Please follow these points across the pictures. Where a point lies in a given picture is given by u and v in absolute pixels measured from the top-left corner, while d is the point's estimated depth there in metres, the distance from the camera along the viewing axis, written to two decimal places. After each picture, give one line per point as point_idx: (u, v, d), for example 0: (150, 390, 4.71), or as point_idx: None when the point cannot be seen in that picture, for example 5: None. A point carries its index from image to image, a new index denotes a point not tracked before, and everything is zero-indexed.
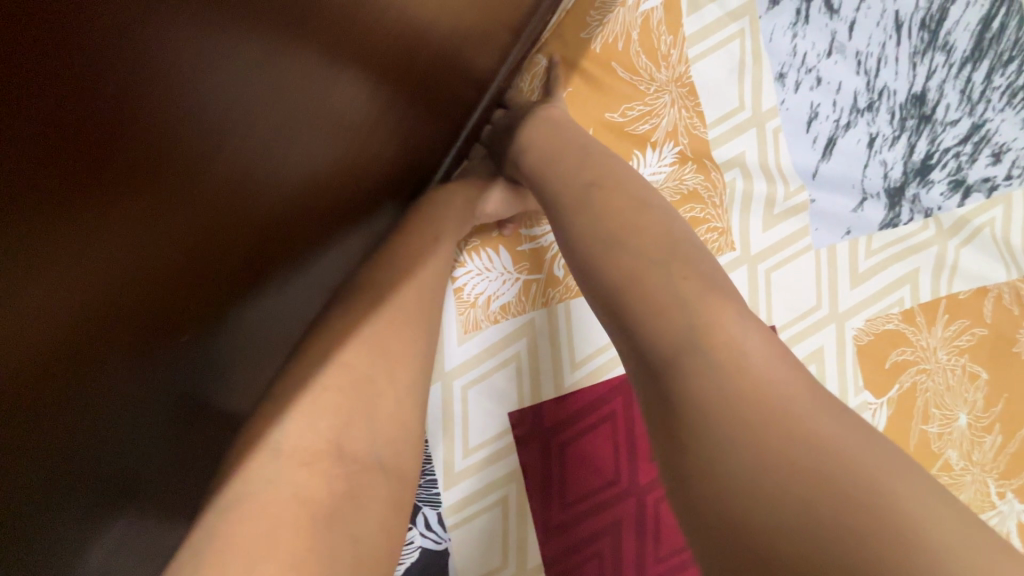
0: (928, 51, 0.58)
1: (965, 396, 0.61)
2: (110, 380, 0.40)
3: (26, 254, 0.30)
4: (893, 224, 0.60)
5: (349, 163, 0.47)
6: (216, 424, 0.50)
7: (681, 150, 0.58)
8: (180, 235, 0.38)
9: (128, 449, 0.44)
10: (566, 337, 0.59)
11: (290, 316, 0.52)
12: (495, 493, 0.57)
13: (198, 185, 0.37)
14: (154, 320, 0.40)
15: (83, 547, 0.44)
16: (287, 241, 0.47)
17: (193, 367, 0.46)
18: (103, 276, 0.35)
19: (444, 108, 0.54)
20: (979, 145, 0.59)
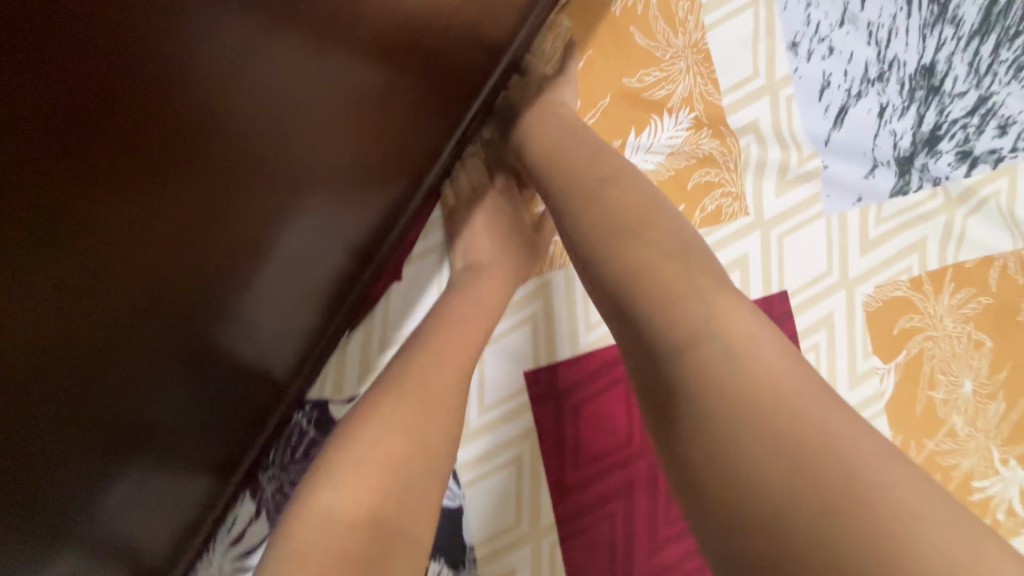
0: (937, 24, 0.60)
1: (970, 363, 0.62)
2: (139, 329, 0.38)
3: (53, 176, 0.29)
4: (903, 192, 0.61)
5: (387, 120, 0.47)
6: (234, 379, 0.49)
7: (697, 116, 0.59)
8: (184, 174, 0.35)
9: (150, 405, 0.42)
10: (582, 299, 0.59)
11: (319, 278, 0.52)
12: (511, 452, 0.57)
13: (206, 126, 0.34)
14: (158, 272, 0.37)
15: (100, 504, 0.42)
16: (325, 190, 0.46)
17: (211, 324, 0.43)
18: (138, 212, 0.34)
19: (473, 69, 0.55)
20: (985, 118, 0.60)
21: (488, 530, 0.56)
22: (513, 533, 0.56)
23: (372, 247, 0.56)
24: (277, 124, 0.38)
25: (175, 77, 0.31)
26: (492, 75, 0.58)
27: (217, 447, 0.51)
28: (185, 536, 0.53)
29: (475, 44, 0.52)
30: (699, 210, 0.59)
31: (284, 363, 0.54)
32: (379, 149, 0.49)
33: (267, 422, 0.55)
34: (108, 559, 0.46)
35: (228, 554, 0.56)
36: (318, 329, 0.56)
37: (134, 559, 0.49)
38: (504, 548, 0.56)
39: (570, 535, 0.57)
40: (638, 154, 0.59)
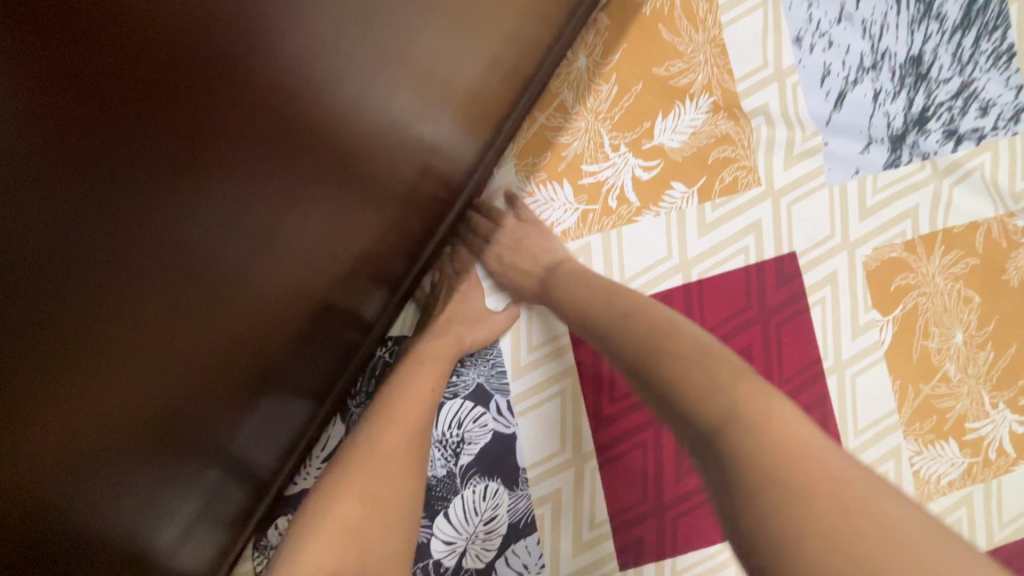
0: (924, 20, 0.69)
1: (960, 316, 0.70)
2: (272, 275, 0.48)
3: (235, 179, 0.39)
4: (895, 165, 0.70)
5: (455, 100, 0.57)
6: (329, 322, 0.59)
7: (715, 100, 0.69)
8: (306, 140, 0.42)
9: (268, 346, 0.52)
10: (618, 259, 0.68)
11: (392, 241, 0.61)
12: (555, 387, 0.67)
13: (321, 116, 0.42)
14: (290, 223, 0.46)
15: (235, 430, 0.54)
16: (407, 158, 0.55)
17: (318, 263, 0.52)
18: (289, 183, 0.43)
19: (527, 60, 0.64)
20: (968, 100, 0.70)
21: (536, 453, 0.65)
22: (557, 456, 0.66)
23: (440, 212, 0.66)
24: (375, 84, 0.45)
25: (294, 89, 0.39)
26: (545, 66, 0.67)
27: (310, 380, 0.61)
28: (285, 456, 0.63)
29: (528, 39, 0.62)
30: (719, 181, 0.69)
31: (369, 306, 0.63)
32: (450, 123, 0.59)
33: (354, 356, 0.65)
34: (230, 473, 0.57)
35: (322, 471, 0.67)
36: (398, 278, 0.66)
37: (248, 475, 0.59)
38: (551, 470, 0.65)
39: (606, 460, 0.66)
40: (664, 134, 0.69)
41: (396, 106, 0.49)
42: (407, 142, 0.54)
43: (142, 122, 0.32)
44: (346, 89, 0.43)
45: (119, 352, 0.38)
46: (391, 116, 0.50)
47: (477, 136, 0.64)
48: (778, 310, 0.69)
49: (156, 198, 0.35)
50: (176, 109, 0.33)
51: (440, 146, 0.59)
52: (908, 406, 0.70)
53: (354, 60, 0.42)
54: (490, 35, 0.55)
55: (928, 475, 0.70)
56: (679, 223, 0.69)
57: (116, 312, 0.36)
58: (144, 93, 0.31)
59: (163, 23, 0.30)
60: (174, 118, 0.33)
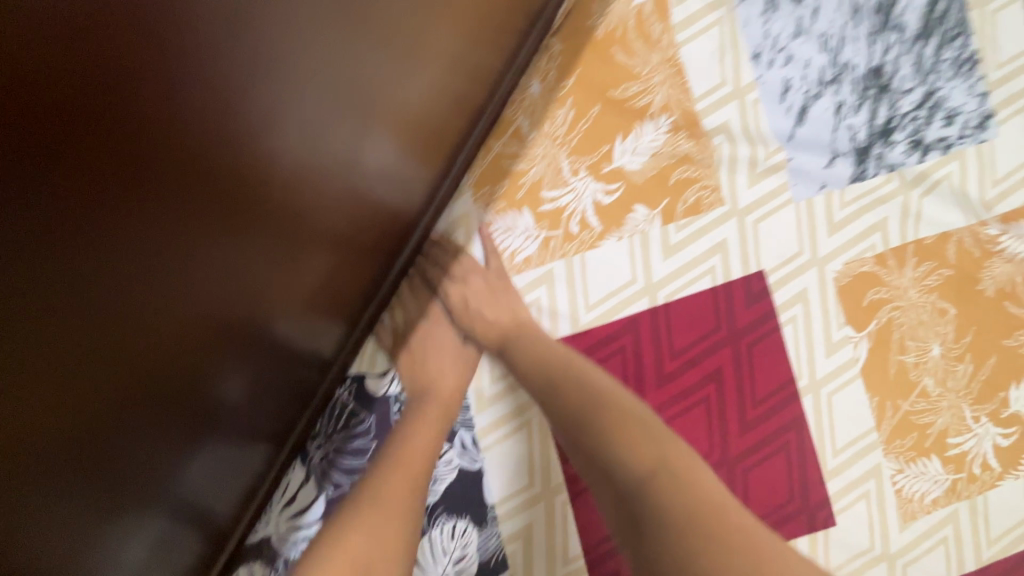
0: (883, 31, 0.69)
1: (936, 329, 0.69)
2: (216, 325, 0.46)
3: (171, 231, 0.37)
4: (861, 179, 0.69)
5: (402, 136, 0.56)
6: (285, 359, 0.57)
7: (674, 120, 0.68)
8: (245, 189, 0.41)
9: (219, 391, 0.51)
10: (582, 285, 0.67)
11: (347, 277, 0.60)
12: (520, 418, 0.65)
13: (260, 163, 0.41)
14: (234, 272, 0.45)
15: (187, 479, 0.52)
16: (356, 197, 0.54)
17: (268, 308, 0.51)
18: (231, 232, 0.42)
19: (477, 90, 0.63)
20: (933, 110, 0.69)
21: (506, 490, 0.64)
22: (527, 491, 0.64)
23: (397, 246, 0.65)
24: (317, 125, 0.44)
25: (229, 136, 0.38)
26: (497, 94, 0.66)
27: (266, 422, 0.59)
28: (245, 502, 0.62)
29: (476, 72, 0.61)
30: (681, 202, 0.68)
31: (327, 344, 0.62)
32: (399, 160, 0.58)
33: (314, 396, 0.64)
34: (187, 518, 0.55)
35: (283, 516, 0.65)
36: (355, 315, 0.64)
37: (205, 523, 0.58)
38: (520, 505, 0.64)
39: (577, 492, 0.64)
40: (624, 156, 0.68)
41: (342, 147, 0.48)
42: (352, 183, 0.53)
43: (61, 181, 0.30)
44: (285, 135, 0.42)
45: (53, 400, 0.36)
46: (335, 157, 0.49)
47: (431, 166, 0.63)
48: (748, 330, 0.67)
49: (84, 258, 0.33)
50: (98, 165, 0.32)
51: (391, 182, 0.58)
52: (887, 423, 0.68)
53: (292, 107, 0.41)
54: (436, 67, 0.55)
55: (912, 493, 0.68)
56: (643, 246, 0.67)
57: (45, 374, 0.35)
58: (64, 152, 0.30)
59: (79, 53, 0.28)
60: (98, 175, 0.32)
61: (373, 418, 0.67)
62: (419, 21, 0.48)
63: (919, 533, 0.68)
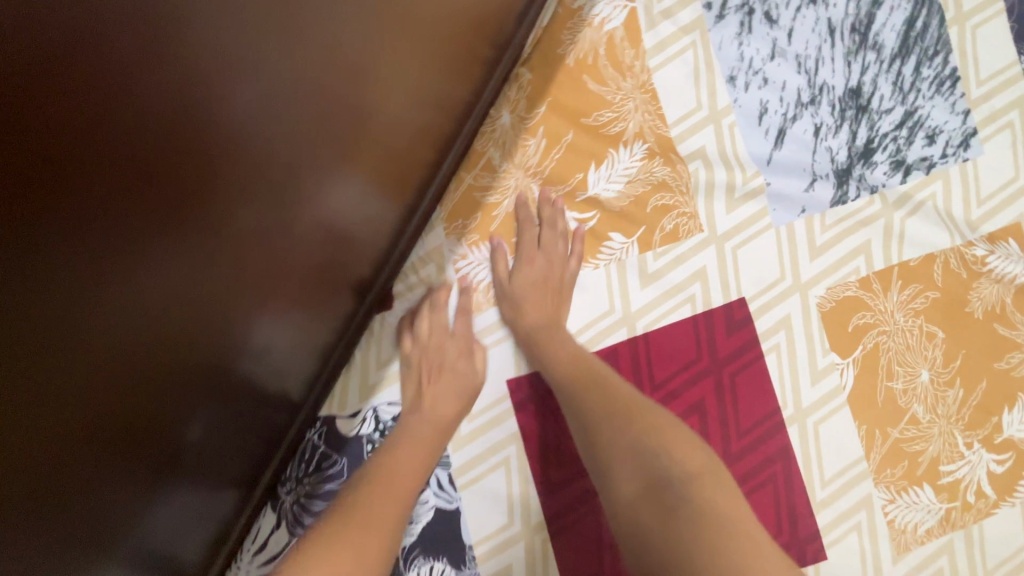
0: (860, 51, 0.67)
1: (924, 353, 0.67)
2: (183, 371, 0.45)
3: (139, 283, 0.36)
4: (843, 202, 0.67)
5: (368, 175, 0.55)
6: (254, 399, 0.56)
7: (649, 146, 0.67)
8: (213, 236, 0.40)
9: (189, 436, 0.49)
10: None
11: (315, 316, 0.59)
12: (498, 455, 0.63)
13: (228, 209, 0.40)
14: (199, 318, 0.43)
15: (153, 528, 0.50)
16: (321, 238, 0.53)
17: (235, 353, 0.50)
18: (199, 279, 0.41)
19: (444, 123, 0.62)
20: (914, 129, 0.67)
21: (484, 529, 0.62)
22: (506, 531, 0.62)
23: (366, 281, 0.64)
24: (281, 169, 0.43)
25: (200, 184, 0.37)
26: (465, 126, 0.65)
27: (235, 462, 0.58)
28: (211, 548, 0.60)
29: (442, 105, 0.60)
30: (658, 230, 0.66)
31: (295, 384, 0.61)
32: (367, 198, 0.57)
33: (282, 439, 0.63)
34: (151, 566, 0.52)
35: (253, 565, 0.63)
36: (325, 355, 0.63)
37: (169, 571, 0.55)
38: (499, 546, 0.62)
39: (557, 531, 0.62)
40: (598, 184, 0.67)
41: (305, 189, 0.47)
42: (315, 225, 0.51)
43: (23, 237, 0.29)
44: (250, 181, 0.41)
45: (16, 463, 0.34)
46: (301, 201, 0.48)
47: (401, 199, 0.62)
48: (730, 360, 0.66)
49: (46, 314, 0.31)
50: (61, 218, 0.30)
51: (357, 220, 0.57)
52: (876, 451, 0.66)
53: (253, 156, 0.40)
54: (402, 102, 0.54)
55: (905, 524, 0.66)
56: (620, 275, 0.66)
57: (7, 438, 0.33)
58: (26, 206, 0.28)
59: (36, 76, 0.26)
60: (62, 230, 0.30)
61: (345, 459, 0.65)
62: (379, 58, 0.48)
63: (914, 566, 0.66)
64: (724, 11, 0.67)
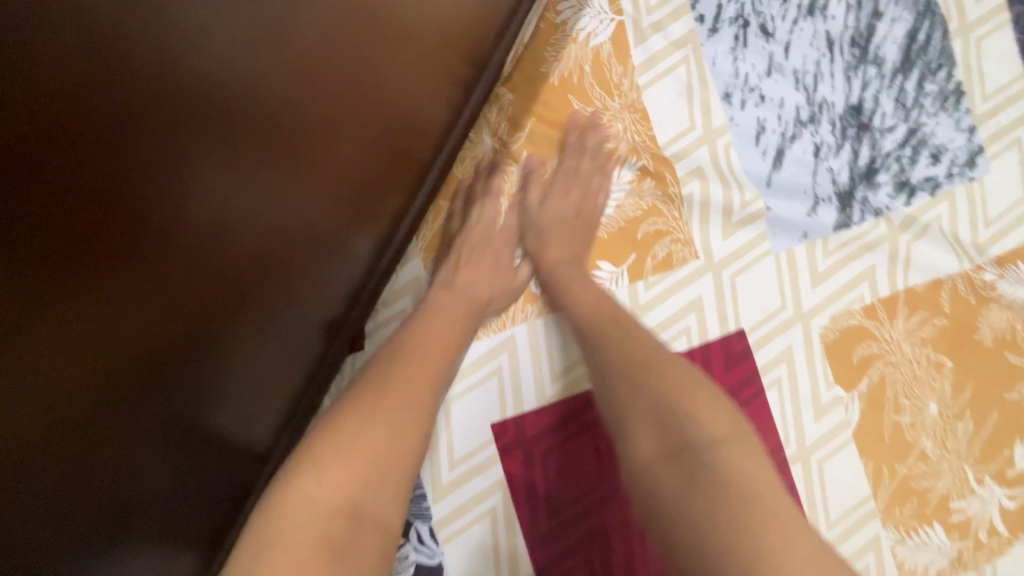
0: (861, 65, 0.64)
1: (932, 384, 0.63)
2: (129, 417, 0.41)
3: (54, 311, 0.32)
4: (847, 226, 0.64)
5: (331, 206, 0.51)
6: (217, 450, 0.51)
7: (642, 165, 0.64)
8: (142, 267, 0.37)
9: (143, 492, 0.44)
10: (547, 352, 0.61)
11: (281, 355, 0.54)
12: (483, 504, 0.58)
13: (159, 236, 0.37)
14: (137, 357, 0.40)
15: None
16: (283, 276, 0.50)
17: (189, 401, 0.46)
18: (131, 311, 0.37)
19: (420, 146, 0.59)
20: (917, 148, 0.64)
21: None
22: None
23: (336, 319, 0.59)
24: (217, 181, 0.39)
25: (121, 204, 0.34)
26: (444, 147, 0.62)
27: (196, 521, 0.52)
28: None
29: (418, 128, 0.57)
30: (651, 257, 0.62)
31: (262, 435, 0.56)
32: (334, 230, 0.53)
33: (249, 497, 0.57)
34: None
35: None
36: (293, 402, 0.59)
37: None
38: None
39: None
40: None
41: (257, 222, 0.44)
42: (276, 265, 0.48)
43: None
44: (188, 205, 0.38)
45: None
46: (254, 237, 0.45)
47: (376, 227, 0.58)
48: (730, 397, 0.62)
49: None
50: None
51: (326, 254, 0.54)
52: (884, 489, 0.63)
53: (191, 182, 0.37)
54: (371, 120, 0.50)
55: (917, 567, 0.62)
56: None
57: None
58: None
59: None
60: None
61: None
62: (342, 77, 0.44)
63: None
64: (717, 25, 0.64)
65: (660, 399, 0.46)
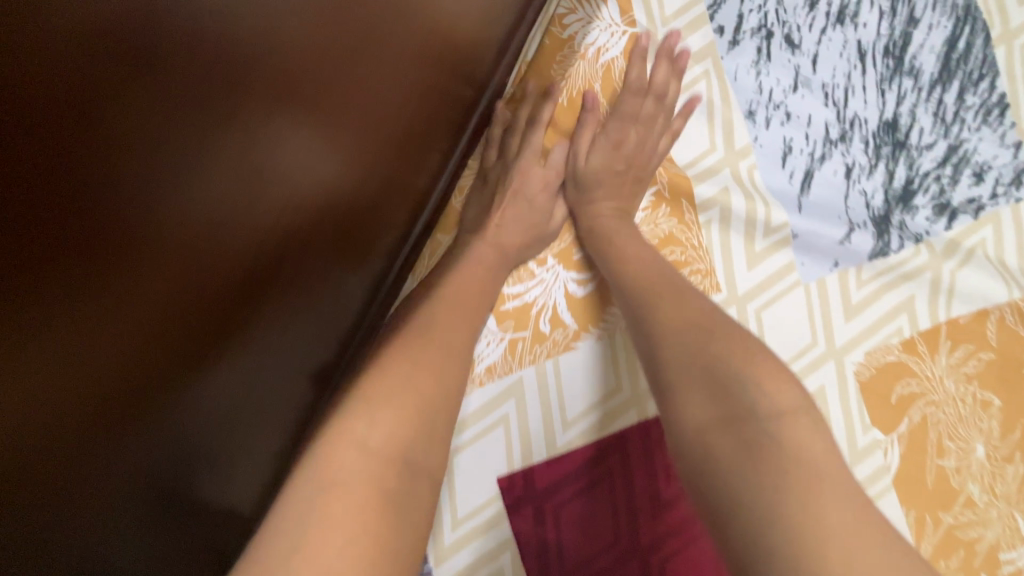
0: (895, 77, 0.59)
1: (979, 425, 0.58)
2: (105, 462, 0.38)
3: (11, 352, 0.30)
4: (884, 253, 0.59)
5: (321, 238, 0.48)
6: (201, 505, 0.48)
7: (658, 191, 0.61)
8: (116, 305, 0.34)
9: (118, 544, 0.41)
10: (558, 398, 0.56)
11: (280, 395, 0.51)
12: (491, 566, 0.53)
13: (132, 273, 0.34)
14: (115, 398, 0.37)
15: None
16: (277, 314, 0.47)
17: (176, 447, 0.43)
18: (104, 351, 0.35)
19: (418, 166, 0.56)
20: (959, 166, 0.58)
21: None
22: None
23: (325, 367, 0.55)
24: (204, 199, 0.36)
25: (91, 238, 0.31)
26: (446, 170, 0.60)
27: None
28: None
29: (415, 146, 0.54)
30: None
31: (246, 495, 0.52)
32: (325, 261, 0.50)
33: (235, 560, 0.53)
34: None
35: None
36: (283, 456, 0.54)
37: None
38: None
39: None
40: None
41: (245, 257, 0.42)
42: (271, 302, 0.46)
43: None
44: (166, 239, 0.35)
45: None
46: (239, 272, 0.42)
47: (372, 262, 0.56)
48: None
49: None
50: None
51: (319, 289, 0.51)
52: (928, 541, 0.57)
53: (170, 212, 0.35)
54: (367, 144, 0.48)
55: None
56: (626, 347, 0.56)
57: None
58: None
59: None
60: None
61: None
62: (330, 102, 0.41)
63: None
64: (738, 37, 0.60)
65: (686, 439, 0.42)
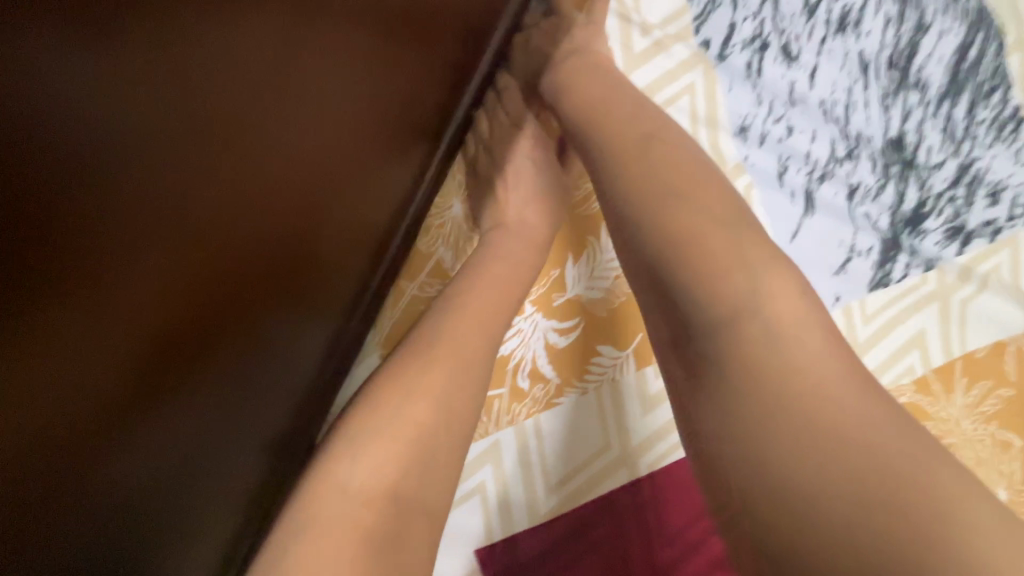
0: (900, 91, 0.54)
1: (999, 468, 0.50)
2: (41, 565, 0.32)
3: None
4: (884, 283, 0.54)
5: (277, 296, 0.43)
6: None
7: None
8: (50, 391, 0.28)
9: None
10: (540, 458, 0.51)
11: (229, 468, 0.45)
12: None
13: (67, 354, 0.29)
14: (62, 491, 0.31)
15: None
16: (239, 378, 0.42)
17: (122, 535, 0.37)
18: (44, 445, 0.29)
19: (387, 197, 0.52)
20: (971, 187, 0.53)
21: None
22: None
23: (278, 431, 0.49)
24: (106, 233, 0.28)
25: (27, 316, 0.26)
26: (412, 212, 0.56)
27: None
28: None
29: (385, 176, 0.50)
30: None
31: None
32: (289, 315, 0.45)
33: None
34: None
35: None
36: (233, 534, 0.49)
37: None
38: None
39: None
40: (579, 282, 0.54)
41: (197, 325, 0.36)
42: (226, 369, 0.41)
43: None
44: (107, 314, 0.30)
45: None
46: (189, 343, 0.36)
47: (332, 315, 0.51)
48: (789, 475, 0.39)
49: None
50: None
51: (282, 347, 0.46)
52: None
53: (104, 280, 0.29)
54: (335, 174, 0.43)
55: None
56: (613, 399, 0.52)
57: None
58: None
59: None
60: None
61: None
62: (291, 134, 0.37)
63: None
64: (727, 49, 0.56)
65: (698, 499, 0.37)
